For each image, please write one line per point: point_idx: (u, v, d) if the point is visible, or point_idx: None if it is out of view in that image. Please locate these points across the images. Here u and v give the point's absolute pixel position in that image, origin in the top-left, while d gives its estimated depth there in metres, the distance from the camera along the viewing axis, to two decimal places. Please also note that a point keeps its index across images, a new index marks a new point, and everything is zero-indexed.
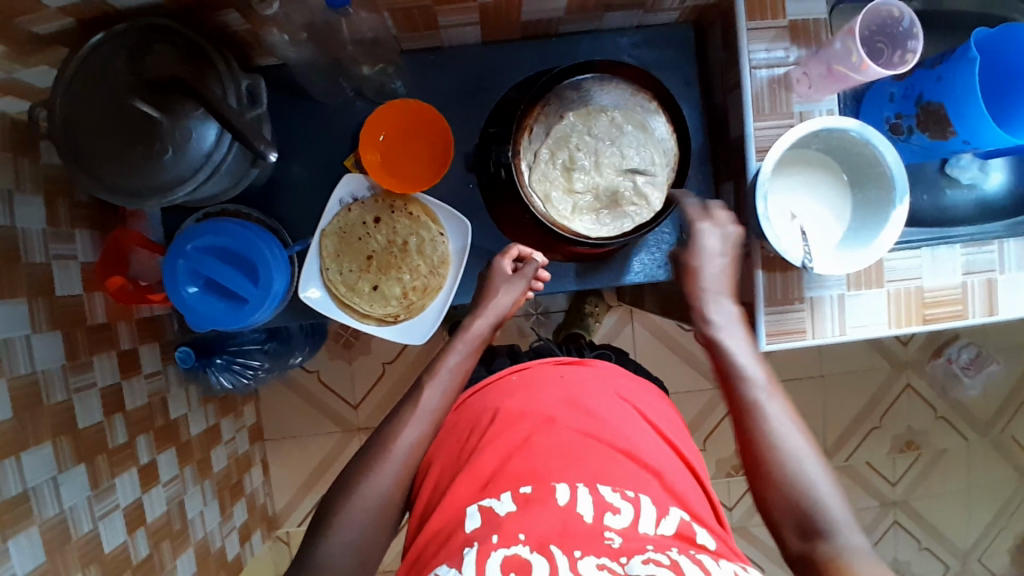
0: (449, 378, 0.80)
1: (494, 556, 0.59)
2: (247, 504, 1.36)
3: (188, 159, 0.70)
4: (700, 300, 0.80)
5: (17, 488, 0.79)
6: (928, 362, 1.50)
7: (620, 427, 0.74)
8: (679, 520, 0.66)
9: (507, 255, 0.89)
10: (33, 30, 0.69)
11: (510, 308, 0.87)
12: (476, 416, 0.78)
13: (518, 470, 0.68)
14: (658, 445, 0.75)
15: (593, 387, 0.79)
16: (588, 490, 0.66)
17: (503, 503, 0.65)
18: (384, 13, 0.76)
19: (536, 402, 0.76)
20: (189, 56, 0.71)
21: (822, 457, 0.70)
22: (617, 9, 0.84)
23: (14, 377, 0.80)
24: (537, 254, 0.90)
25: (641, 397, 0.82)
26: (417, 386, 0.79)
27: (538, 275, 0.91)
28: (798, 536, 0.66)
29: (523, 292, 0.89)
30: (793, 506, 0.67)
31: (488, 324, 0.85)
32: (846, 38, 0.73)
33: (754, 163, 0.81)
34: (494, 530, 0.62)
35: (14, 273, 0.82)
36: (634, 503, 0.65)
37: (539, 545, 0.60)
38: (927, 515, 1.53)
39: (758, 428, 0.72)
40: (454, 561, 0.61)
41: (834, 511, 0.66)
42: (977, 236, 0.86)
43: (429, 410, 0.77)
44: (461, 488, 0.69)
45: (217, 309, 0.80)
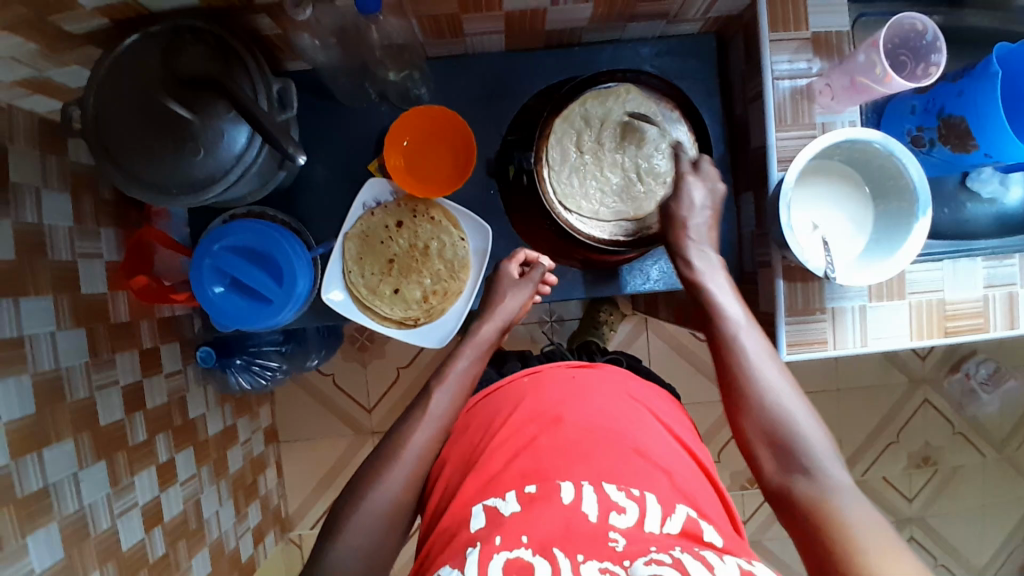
0: (458, 383, 0.81)
1: (496, 558, 0.59)
2: (260, 505, 1.36)
3: (218, 159, 0.72)
4: (685, 248, 0.81)
5: (38, 484, 0.80)
6: (944, 378, 1.49)
7: (629, 425, 0.74)
8: (685, 517, 0.65)
9: (514, 259, 0.90)
10: (67, 29, 0.70)
11: (518, 312, 0.88)
12: (486, 415, 0.79)
13: (523, 470, 0.68)
14: (668, 444, 0.75)
15: (599, 385, 0.79)
16: (593, 489, 0.65)
17: (508, 503, 0.65)
18: (411, 20, 0.78)
19: (544, 402, 0.76)
20: (220, 56, 0.72)
21: (801, 397, 0.71)
22: (639, 19, 0.85)
23: (38, 372, 0.81)
24: (543, 258, 0.90)
25: (652, 398, 0.83)
26: (427, 389, 0.80)
27: (544, 279, 0.92)
28: (778, 464, 0.67)
29: (531, 296, 0.89)
30: (772, 436, 0.68)
31: (496, 329, 0.86)
32: (870, 52, 0.74)
33: (775, 173, 0.81)
34: (496, 530, 0.62)
35: (40, 270, 0.83)
36: (640, 501, 0.65)
37: (542, 547, 0.60)
38: (943, 531, 1.51)
39: (736, 364, 0.73)
40: (456, 560, 0.61)
41: (813, 442, 0.67)
42: (999, 249, 0.86)
43: (438, 413, 0.78)
44: (468, 488, 0.70)
45: (241, 308, 0.81)
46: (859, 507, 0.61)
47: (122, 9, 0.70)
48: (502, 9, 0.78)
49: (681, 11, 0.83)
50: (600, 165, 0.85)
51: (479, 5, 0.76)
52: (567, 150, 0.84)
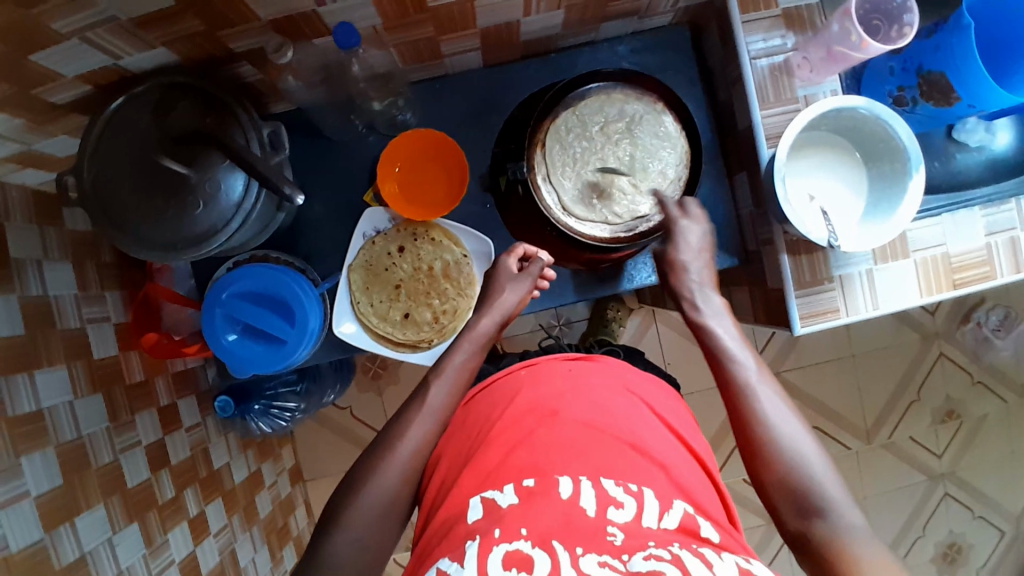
0: (454, 378, 0.81)
1: (495, 552, 0.58)
2: (295, 546, 1.36)
3: (218, 209, 0.72)
4: (687, 289, 0.83)
5: (75, 553, 0.79)
6: (958, 329, 1.49)
7: (628, 420, 0.75)
8: (683, 513, 0.65)
9: (512, 253, 0.88)
10: (52, 100, 0.71)
11: (516, 307, 0.86)
12: (481, 412, 0.79)
13: (522, 463, 0.68)
14: (664, 436, 0.76)
15: (596, 379, 0.81)
16: (591, 483, 0.66)
17: (506, 496, 0.65)
18: (391, 49, 0.79)
19: (541, 398, 0.77)
20: (209, 108, 0.73)
21: (817, 441, 0.69)
22: (612, 18, 0.86)
23: (61, 443, 0.81)
24: (542, 252, 0.89)
25: (651, 392, 0.83)
26: (424, 383, 0.80)
27: (543, 274, 0.91)
28: (790, 509, 0.65)
29: (530, 291, 0.87)
30: (789, 483, 0.66)
31: (495, 323, 0.85)
32: (843, 20, 0.75)
33: (766, 151, 0.82)
34: (496, 524, 0.62)
35: (51, 341, 0.83)
36: (638, 496, 0.65)
37: (541, 540, 0.59)
38: (976, 482, 1.51)
39: (746, 407, 0.72)
40: (455, 554, 0.61)
41: (830, 487, 0.65)
42: (994, 197, 0.87)
43: (435, 407, 0.78)
44: (466, 484, 0.70)
45: (257, 353, 0.81)
46: (882, 557, 0.59)
47: (104, 74, 0.70)
48: (476, 26, 0.79)
49: (652, 5, 0.84)
50: (593, 164, 0.85)
51: (454, 26, 0.77)
52: (558, 155, 0.85)
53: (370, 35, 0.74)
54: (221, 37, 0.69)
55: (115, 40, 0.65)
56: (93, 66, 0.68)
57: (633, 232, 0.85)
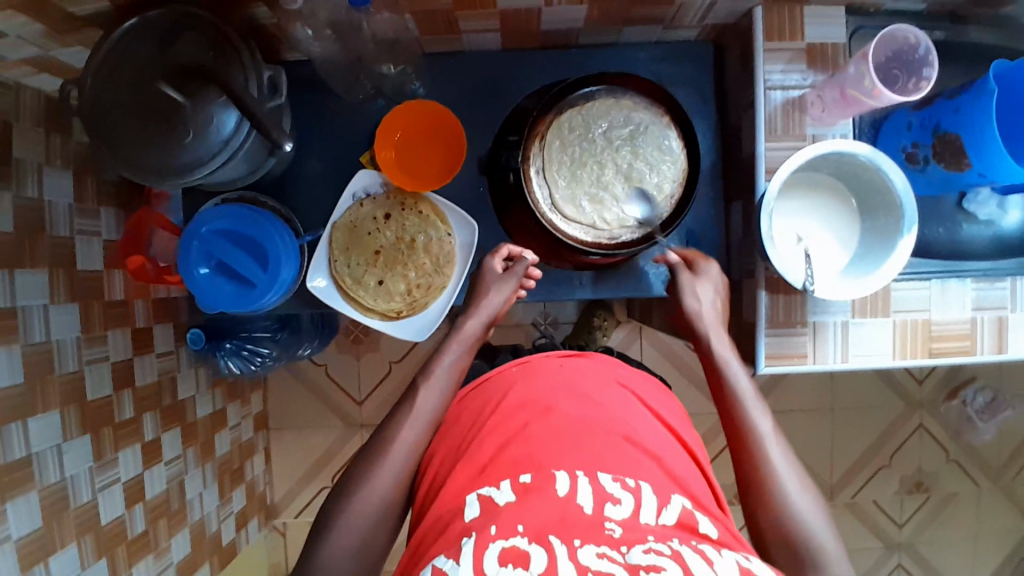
0: (446, 377, 0.80)
1: (492, 549, 0.57)
2: (245, 490, 1.37)
3: (206, 142, 0.73)
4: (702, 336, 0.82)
5: (21, 452, 0.81)
6: (943, 403, 1.47)
7: (619, 416, 0.74)
8: (680, 509, 0.65)
9: (498, 254, 0.89)
10: (71, 12, 0.71)
11: (501, 307, 0.87)
12: (477, 405, 0.79)
13: (516, 458, 0.68)
14: (659, 433, 0.75)
15: (590, 374, 0.80)
16: (588, 479, 0.65)
17: (502, 492, 0.65)
18: (405, 15, 0.79)
19: (534, 392, 0.77)
20: (215, 44, 0.74)
21: (813, 489, 0.71)
22: (635, 23, 0.86)
23: (29, 344, 0.83)
24: (528, 253, 0.89)
25: (647, 390, 0.83)
26: (414, 386, 0.79)
27: (527, 275, 0.90)
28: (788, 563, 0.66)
29: (515, 290, 0.88)
30: (786, 535, 0.67)
31: (482, 323, 0.86)
32: (860, 63, 0.72)
33: (761, 183, 0.81)
34: (492, 521, 0.61)
35: (36, 244, 0.85)
36: (635, 492, 0.64)
37: (538, 535, 0.58)
38: (932, 558, 1.49)
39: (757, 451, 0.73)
40: (451, 551, 0.60)
41: (825, 541, 0.67)
42: (989, 272, 0.85)
43: (427, 411, 0.77)
44: (459, 481, 0.69)
45: (224, 291, 0.82)
46: None
47: None
48: (496, 7, 0.78)
49: (677, 17, 0.84)
50: (588, 166, 0.85)
51: (473, 2, 0.77)
52: (556, 152, 0.84)
53: None
54: None
55: None
56: None
57: (615, 241, 0.85)
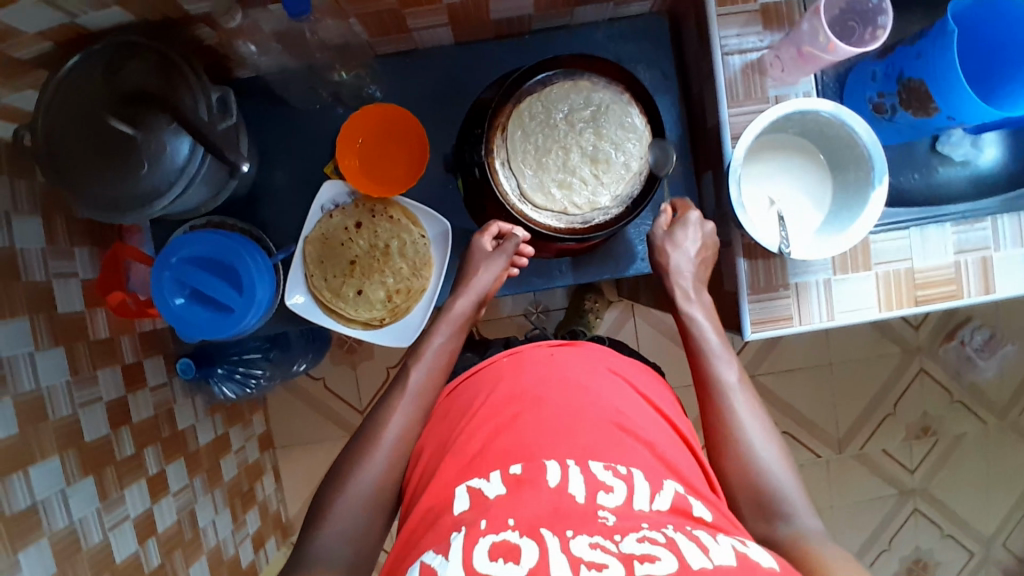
0: (434, 359, 0.83)
1: (482, 542, 0.56)
2: (259, 511, 1.38)
3: (162, 170, 0.72)
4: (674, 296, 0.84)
5: (26, 502, 0.80)
6: (939, 347, 1.46)
7: (607, 400, 0.74)
8: (674, 494, 0.64)
9: (487, 231, 0.88)
10: (14, 56, 0.70)
11: (492, 286, 0.88)
12: (465, 398, 0.79)
13: (506, 449, 0.68)
14: (650, 418, 0.75)
15: (577, 362, 0.79)
16: (579, 469, 0.65)
17: (492, 485, 0.64)
18: (351, 20, 0.78)
19: (521, 384, 0.76)
20: (161, 71, 0.72)
21: (777, 444, 0.74)
22: (586, 2, 0.85)
23: (19, 394, 0.82)
24: (517, 230, 0.87)
25: (634, 374, 0.82)
26: (404, 367, 0.82)
27: (521, 252, 0.90)
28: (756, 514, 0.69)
29: (506, 269, 0.88)
30: (752, 486, 0.70)
31: (471, 303, 0.87)
32: (813, 20, 0.72)
33: (729, 150, 0.80)
34: (482, 515, 0.60)
35: (14, 293, 0.84)
36: (626, 480, 0.64)
37: (529, 529, 0.57)
38: (947, 500, 1.50)
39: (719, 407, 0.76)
40: (440, 546, 0.58)
41: (788, 490, 0.69)
42: (969, 214, 0.84)
43: (415, 390, 0.80)
44: (448, 474, 0.69)
45: (202, 318, 0.81)
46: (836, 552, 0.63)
47: (63, 31, 0.70)
48: (442, 1, 0.77)
49: None
50: (552, 153, 0.84)
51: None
52: (519, 142, 0.83)
53: (329, 5, 0.73)
54: None
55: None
56: (51, 23, 0.68)
57: (589, 224, 0.84)
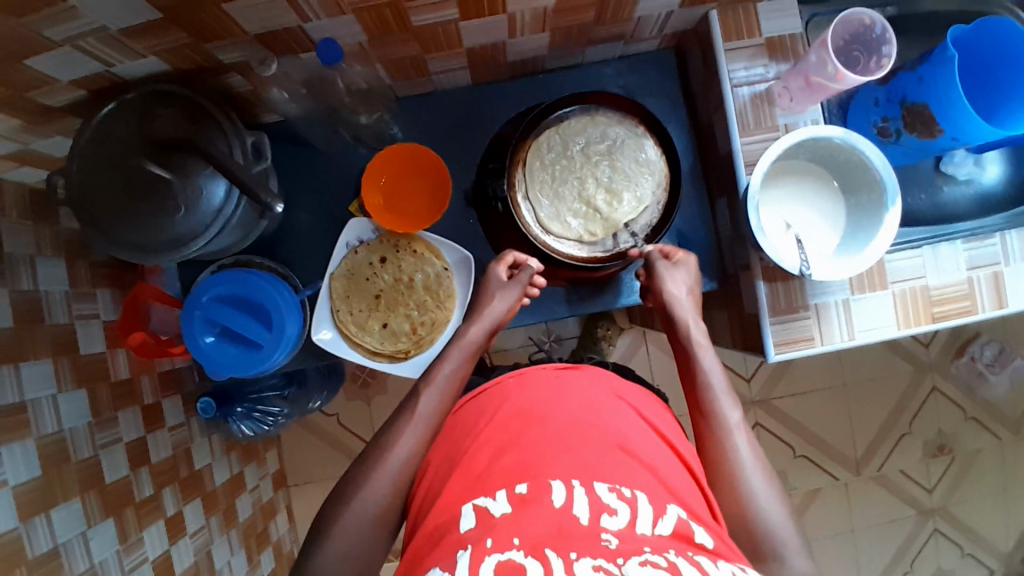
0: (446, 385, 0.81)
1: (488, 561, 0.57)
2: (273, 552, 1.35)
3: (198, 214, 0.74)
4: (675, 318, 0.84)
5: (48, 545, 0.79)
6: (951, 363, 1.48)
7: (613, 423, 0.75)
8: (677, 519, 0.64)
9: (502, 261, 0.88)
10: (48, 104, 0.72)
11: (504, 315, 0.87)
12: (471, 417, 0.79)
13: (511, 468, 0.68)
14: (652, 441, 0.75)
15: (583, 383, 0.80)
16: (584, 489, 0.64)
17: (498, 503, 0.64)
18: (375, 65, 0.81)
19: (528, 403, 0.77)
20: (194, 116, 0.75)
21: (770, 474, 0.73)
22: (598, 41, 0.88)
23: (41, 436, 0.82)
24: (532, 260, 0.88)
25: (639, 399, 0.82)
26: (414, 391, 0.80)
27: (532, 282, 0.90)
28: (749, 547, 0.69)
29: (519, 298, 0.88)
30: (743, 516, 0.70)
31: (483, 331, 0.86)
32: (821, 51, 0.75)
33: (743, 177, 0.83)
34: (487, 533, 0.61)
35: (39, 335, 0.84)
36: (631, 503, 0.64)
37: (534, 549, 0.58)
38: (967, 519, 1.49)
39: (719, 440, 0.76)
40: (446, 563, 0.60)
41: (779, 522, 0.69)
42: (978, 231, 0.86)
43: (425, 415, 0.78)
44: (454, 492, 0.69)
45: (232, 356, 0.82)
46: None
47: (96, 79, 0.72)
48: (462, 45, 0.80)
49: (637, 30, 0.86)
50: (569, 184, 0.86)
51: (439, 44, 0.79)
52: (540, 174, 0.86)
53: (356, 51, 0.76)
54: (208, 49, 0.72)
55: (107, 49, 0.67)
56: (87, 72, 0.70)
57: (608, 252, 0.87)
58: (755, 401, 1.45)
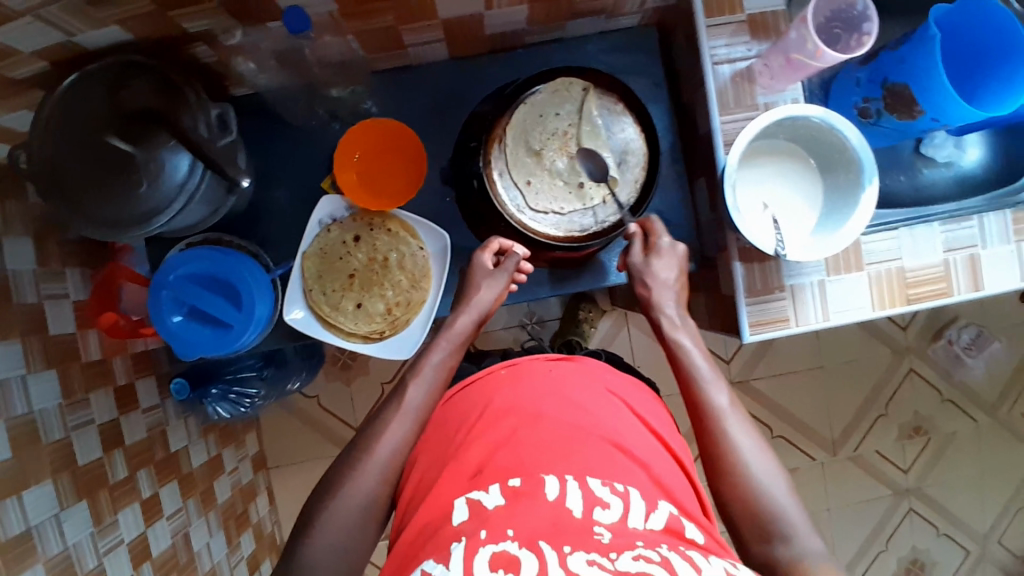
0: (433, 377, 0.81)
1: (482, 553, 0.57)
2: (254, 533, 1.35)
3: (163, 189, 0.72)
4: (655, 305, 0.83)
5: (20, 527, 0.78)
6: (929, 346, 1.49)
7: (606, 419, 0.75)
8: (668, 515, 0.65)
9: (487, 248, 0.87)
10: (10, 75, 0.69)
11: (492, 305, 0.87)
12: (462, 412, 0.78)
13: (506, 464, 0.68)
14: (643, 437, 0.75)
15: (576, 378, 0.80)
16: (577, 484, 0.65)
17: (492, 496, 0.65)
18: (348, 37, 0.79)
19: (521, 397, 0.76)
20: (161, 89, 0.73)
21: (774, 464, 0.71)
22: (578, 16, 0.86)
23: (12, 417, 0.80)
24: (517, 245, 0.87)
25: (630, 392, 0.82)
26: (402, 383, 0.80)
27: (520, 268, 0.89)
28: (756, 537, 0.67)
29: (507, 286, 0.88)
30: (751, 508, 0.68)
31: (472, 321, 0.86)
32: (800, 28, 0.74)
33: (722, 156, 0.82)
34: (482, 525, 0.61)
35: (6, 314, 0.82)
36: (623, 497, 0.65)
37: (528, 541, 0.58)
38: (941, 499, 1.51)
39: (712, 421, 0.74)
40: (440, 556, 0.59)
41: (787, 509, 0.67)
42: (956, 213, 0.86)
43: (412, 409, 0.78)
44: (447, 486, 0.69)
45: (201, 336, 0.81)
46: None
47: (59, 50, 0.69)
48: (438, 17, 0.78)
49: (618, 4, 0.84)
50: (542, 164, 0.85)
51: (414, 16, 0.77)
52: (513, 153, 0.85)
53: (326, 21, 0.74)
54: (172, 17, 0.69)
55: (69, 18, 0.64)
56: (49, 42, 0.67)
57: (586, 231, 0.86)
58: (735, 383, 1.45)
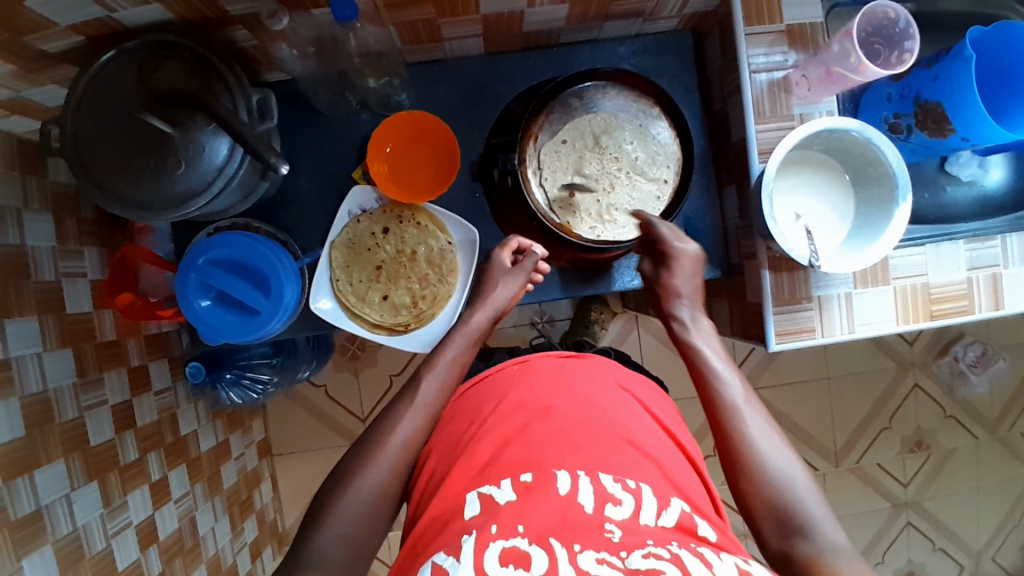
0: (447, 371, 0.81)
1: (493, 548, 0.58)
2: (256, 520, 1.34)
3: (199, 171, 0.71)
4: (677, 310, 0.86)
5: (31, 507, 0.77)
6: (933, 361, 1.51)
7: (618, 415, 0.75)
8: (680, 512, 0.66)
9: (505, 248, 0.90)
10: (42, 48, 0.68)
11: (509, 302, 0.88)
12: (472, 407, 0.78)
13: (518, 458, 0.68)
14: (656, 436, 0.75)
15: (587, 375, 0.80)
16: (589, 480, 0.65)
17: (503, 491, 0.65)
18: (389, 27, 0.79)
19: (534, 392, 0.76)
20: (198, 71, 0.72)
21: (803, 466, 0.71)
22: (616, 18, 0.86)
23: (26, 395, 0.79)
24: (537, 247, 0.90)
25: (641, 388, 0.83)
26: (416, 377, 0.80)
27: (537, 268, 0.92)
28: (778, 534, 0.67)
29: (523, 286, 0.89)
30: (774, 504, 0.68)
31: (488, 318, 0.86)
32: (844, 41, 0.76)
33: (756, 165, 0.83)
34: (492, 520, 0.62)
35: (24, 290, 0.81)
36: (635, 494, 0.65)
37: (539, 537, 0.59)
38: (938, 514, 1.53)
39: (739, 433, 0.74)
40: (450, 547, 0.60)
41: (811, 505, 0.68)
42: (980, 231, 0.87)
43: (427, 402, 0.78)
44: (459, 476, 0.70)
45: (229, 322, 0.81)
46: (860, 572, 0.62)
47: (96, 25, 0.69)
48: (478, 12, 0.78)
49: (657, 8, 0.84)
50: (579, 163, 0.85)
51: (454, 9, 0.77)
52: (550, 151, 0.85)
53: (369, 10, 0.74)
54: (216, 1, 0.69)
55: None
56: (87, 18, 0.66)
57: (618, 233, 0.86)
58: None
